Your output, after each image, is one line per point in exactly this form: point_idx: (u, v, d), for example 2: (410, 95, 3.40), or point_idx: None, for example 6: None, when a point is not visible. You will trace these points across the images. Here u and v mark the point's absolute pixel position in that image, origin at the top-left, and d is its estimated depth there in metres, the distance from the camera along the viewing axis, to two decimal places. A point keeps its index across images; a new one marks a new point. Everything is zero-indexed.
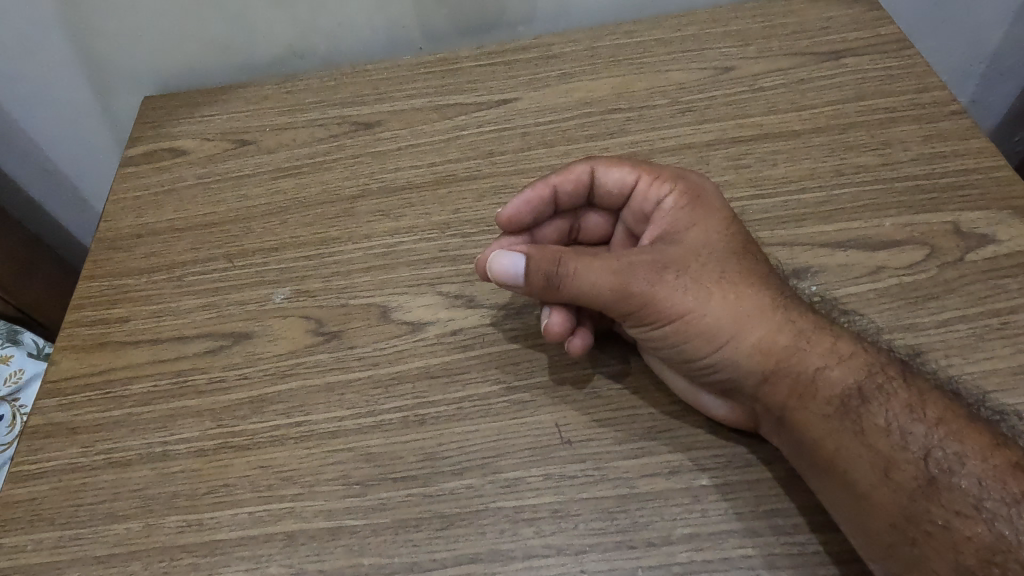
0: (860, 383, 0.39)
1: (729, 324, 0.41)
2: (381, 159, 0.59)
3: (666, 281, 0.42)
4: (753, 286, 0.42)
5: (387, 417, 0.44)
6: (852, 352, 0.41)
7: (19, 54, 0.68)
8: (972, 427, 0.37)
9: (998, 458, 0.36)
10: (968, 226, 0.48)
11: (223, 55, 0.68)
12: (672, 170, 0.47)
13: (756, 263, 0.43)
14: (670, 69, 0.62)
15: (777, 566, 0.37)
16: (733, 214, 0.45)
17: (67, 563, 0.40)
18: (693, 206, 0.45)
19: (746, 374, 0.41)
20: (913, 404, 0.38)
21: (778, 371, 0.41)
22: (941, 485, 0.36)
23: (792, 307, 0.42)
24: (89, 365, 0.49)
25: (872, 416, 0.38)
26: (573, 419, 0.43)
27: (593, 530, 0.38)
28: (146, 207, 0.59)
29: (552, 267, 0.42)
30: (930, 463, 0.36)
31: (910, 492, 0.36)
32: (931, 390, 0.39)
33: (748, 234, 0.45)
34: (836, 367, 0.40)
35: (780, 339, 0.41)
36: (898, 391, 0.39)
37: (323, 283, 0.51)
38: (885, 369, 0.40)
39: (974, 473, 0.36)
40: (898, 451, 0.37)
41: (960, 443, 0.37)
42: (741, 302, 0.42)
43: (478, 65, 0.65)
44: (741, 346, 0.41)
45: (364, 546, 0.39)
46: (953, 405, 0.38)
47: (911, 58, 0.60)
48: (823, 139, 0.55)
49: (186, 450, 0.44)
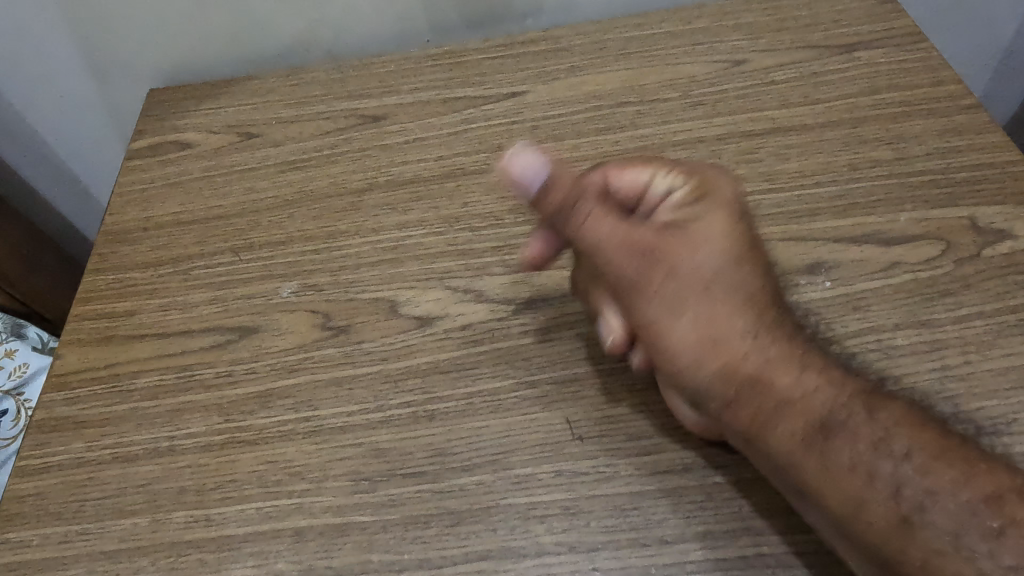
0: (825, 416, 0.36)
1: (693, 344, 0.38)
2: (389, 152, 0.58)
3: (644, 285, 0.39)
4: (723, 302, 0.39)
5: (396, 413, 0.43)
6: (821, 380, 0.37)
7: (22, 45, 0.68)
8: (951, 459, 0.34)
9: (976, 491, 0.33)
10: (984, 221, 0.48)
11: (229, 47, 0.68)
12: (690, 164, 0.43)
13: (734, 273, 0.39)
14: (681, 62, 0.61)
15: (793, 565, 0.36)
16: (729, 211, 0.41)
17: (73, 559, 0.40)
18: (697, 202, 0.41)
19: (711, 395, 0.38)
20: (884, 437, 0.35)
21: (742, 398, 0.37)
22: (915, 523, 0.33)
23: (764, 326, 0.38)
24: (96, 359, 0.48)
25: (839, 450, 0.35)
26: (584, 415, 0.42)
27: (605, 528, 0.38)
28: (152, 200, 0.58)
29: (568, 200, 0.41)
30: (902, 500, 0.33)
31: (881, 531, 0.33)
32: (905, 418, 0.35)
33: (740, 235, 0.41)
34: (801, 398, 0.36)
35: (746, 363, 0.37)
36: (865, 423, 0.35)
37: (330, 277, 0.51)
38: (853, 398, 0.36)
39: (951, 509, 0.32)
40: (867, 488, 0.34)
41: (934, 476, 0.33)
42: (708, 321, 0.38)
43: (486, 57, 0.65)
44: (703, 368, 0.38)
45: (374, 543, 0.38)
46: (930, 433, 0.35)
47: (926, 52, 0.59)
48: (836, 133, 0.54)
49: (193, 445, 0.43)
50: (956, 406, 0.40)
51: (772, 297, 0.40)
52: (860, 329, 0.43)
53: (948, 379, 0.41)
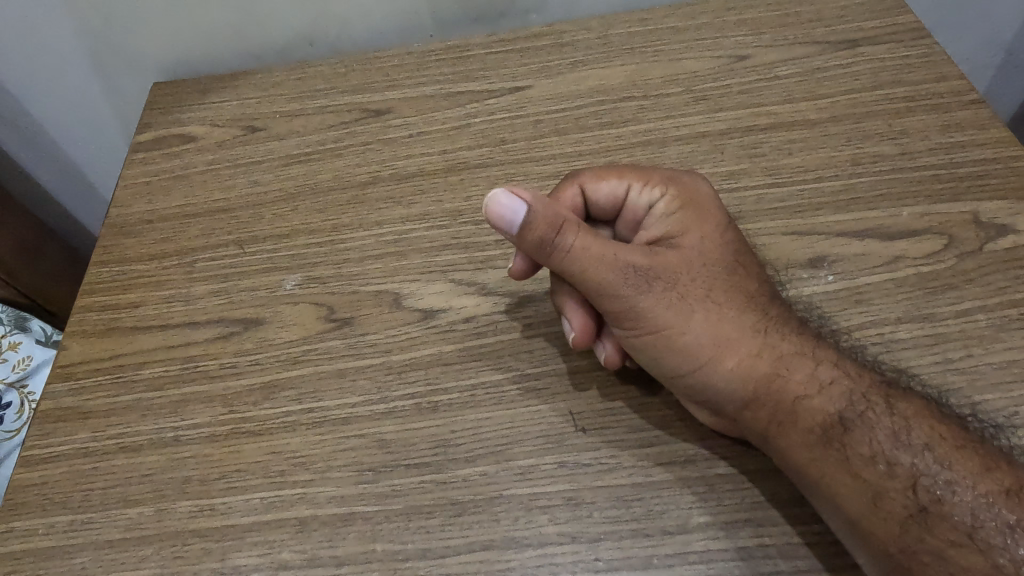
0: (841, 412, 0.38)
1: (712, 344, 0.40)
2: (392, 146, 0.59)
3: (653, 291, 0.40)
4: (737, 305, 0.41)
5: (399, 404, 0.43)
6: (836, 377, 0.39)
7: (24, 36, 0.68)
8: (959, 450, 0.36)
9: (990, 484, 0.35)
10: (987, 216, 0.48)
11: (233, 42, 0.68)
12: (664, 172, 0.45)
13: (740, 280, 0.42)
14: (684, 57, 0.61)
15: (794, 556, 0.37)
16: (719, 220, 0.44)
17: (79, 548, 0.40)
18: (684, 211, 0.43)
19: (731, 392, 0.39)
20: (898, 431, 0.37)
21: (761, 395, 0.39)
22: (933, 513, 0.35)
23: (776, 328, 0.41)
24: (101, 350, 0.48)
25: (857, 443, 0.37)
26: (588, 407, 0.42)
27: (608, 518, 0.38)
28: (156, 193, 0.58)
29: (551, 232, 0.39)
30: (920, 490, 0.36)
31: (900, 522, 0.35)
32: (919, 412, 0.38)
33: (735, 244, 0.43)
34: (817, 393, 0.39)
35: (762, 361, 0.40)
36: (880, 418, 0.38)
37: (335, 269, 0.51)
38: (868, 394, 0.39)
39: (966, 501, 0.35)
40: (885, 480, 0.36)
41: (949, 468, 0.36)
42: (724, 323, 0.40)
43: (489, 52, 0.65)
44: (726, 366, 0.40)
45: (377, 533, 0.39)
46: (944, 428, 0.37)
47: (929, 47, 0.59)
48: (839, 128, 0.54)
49: (198, 435, 0.43)
50: (957, 399, 0.40)
51: (779, 302, 0.42)
52: (862, 322, 0.43)
53: (950, 372, 0.41)
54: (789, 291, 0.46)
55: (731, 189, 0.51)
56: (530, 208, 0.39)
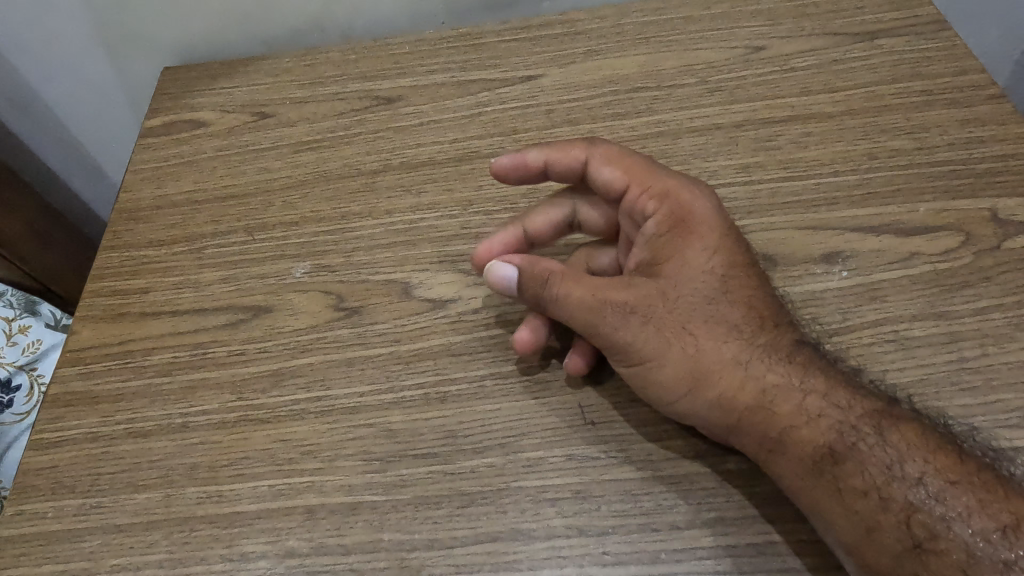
0: (830, 443, 0.37)
1: (694, 369, 0.39)
2: (402, 134, 0.58)
3: (631, 326, 0.40)
4: (721, 334, 0.40)
5: (407, 394, 0.43)
6: (825, 407, 0.38)
7: (36, 20, 0.68)
8: (957, 485, 0.35)
9: (988, 521, 0.34)
10: (1006, 213, 0.47)
11: (244, 27, 0.67)
12: (666, 182, 0.43)
13: (731, 306, 0.41)
14: (699, 47, 0.60)
15: (804, 552, 0.36)
16: (715, 238, 0.42)
17: (87, 531, 0.40)
18: (677, 230, 0.42)
19: (716, 418, 0.39)
20: (891, 464, 0.36)
21: (747, 424, 0.39)
22: (928, 548, 0.34)
23: (763, 355, 0.40)
24: (111, 335, 0.49)
25: (848, 476, 0.36)
26: (596, 401, 0.42)
27: (615, 512, 0.38)
28: (166, 179, 0.58)
29: (538, 288, 0.41)
30: (914, 525, 0.35)
31: (893, 556, 0.34)
32: (913, 444, 0.36)
33: (728, 263, 0.42)
34: (806, 424, 0.38)
35: (748, 390, 0.39)
36: (872, 450, 0.37)
37: (343, 258, 0.51)
38: (858, 425, 0.37)
39: (962, 536, 0.34)
40: (878, 513, 0.35)
41: (944, 502, 0.35)
42: (707, 353, 0.40)
43: (501, 40, 0.64)
44: (709, 393, 0.39)
45: (385, 522, 0.39)
46: (940, 460, 0.36)
47: (950, 40, 0.58)
48: (855, 121, 0.53)
49: (206, 422, 0.43)
50: (972, 398, 0.39)
51: (771, 326, 0.41)
52: (876, 319, 0.43)
53: (966, 370, 0.40)
54: (803, 287, 0.45)
55: (744, 182, 0.51)
56: (519, 270, 0.42)
